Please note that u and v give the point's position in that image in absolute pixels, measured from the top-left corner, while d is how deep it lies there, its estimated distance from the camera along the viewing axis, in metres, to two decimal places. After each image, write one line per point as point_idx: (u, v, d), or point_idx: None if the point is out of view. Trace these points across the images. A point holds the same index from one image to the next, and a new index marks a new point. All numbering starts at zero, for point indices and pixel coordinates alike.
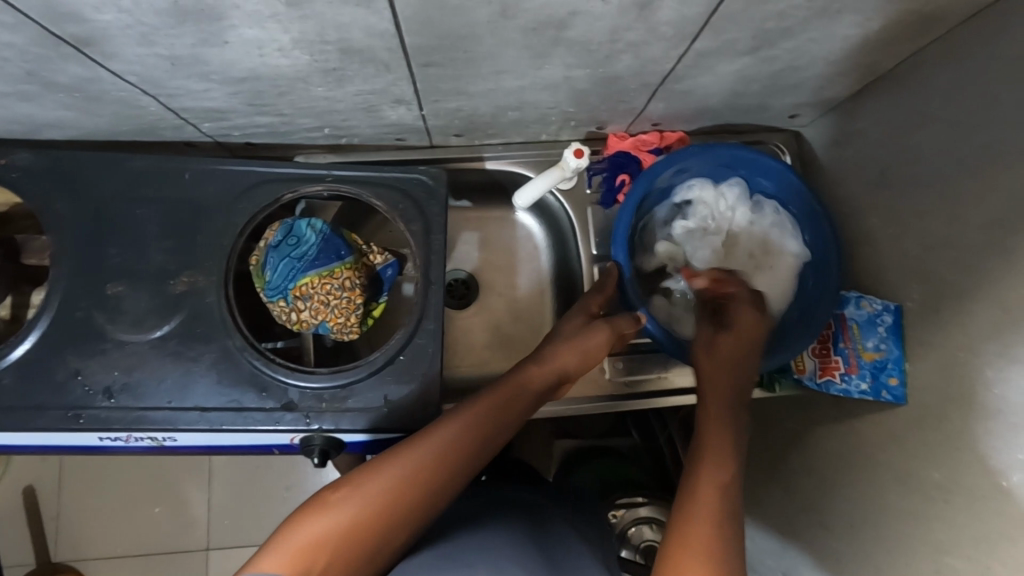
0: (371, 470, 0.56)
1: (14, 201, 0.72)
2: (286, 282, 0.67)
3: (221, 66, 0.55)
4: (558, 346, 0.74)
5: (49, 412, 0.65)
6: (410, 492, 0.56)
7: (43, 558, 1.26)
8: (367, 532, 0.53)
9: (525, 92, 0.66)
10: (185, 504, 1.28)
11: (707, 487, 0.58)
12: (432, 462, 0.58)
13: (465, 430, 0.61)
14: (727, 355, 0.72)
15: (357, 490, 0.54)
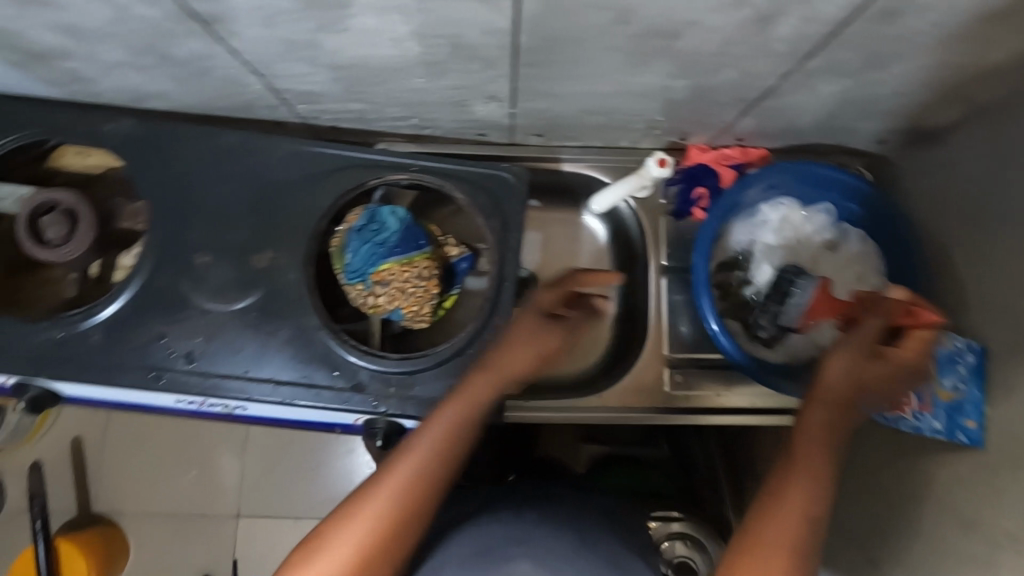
0: (364, 496, 0.57)
1: (107, 163, 0.79)
2: (366, 266, 0.69)
3: (330, 53, 0.56)
4: (508, 345, 0.68)
5: (130, 371, 0.67)
6: (404, 501, 0.57)
7: (85, 509, 1.37)
8: (375, 549, 0.55)
9: (619, 97, 0.66)
10: (216, 472, 1.40)
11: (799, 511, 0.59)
12: (421, 471, 0.58)
13: (447, 425, 0.61)
14: (853, 377, 0.68)
15: (352, 519, 0.56)
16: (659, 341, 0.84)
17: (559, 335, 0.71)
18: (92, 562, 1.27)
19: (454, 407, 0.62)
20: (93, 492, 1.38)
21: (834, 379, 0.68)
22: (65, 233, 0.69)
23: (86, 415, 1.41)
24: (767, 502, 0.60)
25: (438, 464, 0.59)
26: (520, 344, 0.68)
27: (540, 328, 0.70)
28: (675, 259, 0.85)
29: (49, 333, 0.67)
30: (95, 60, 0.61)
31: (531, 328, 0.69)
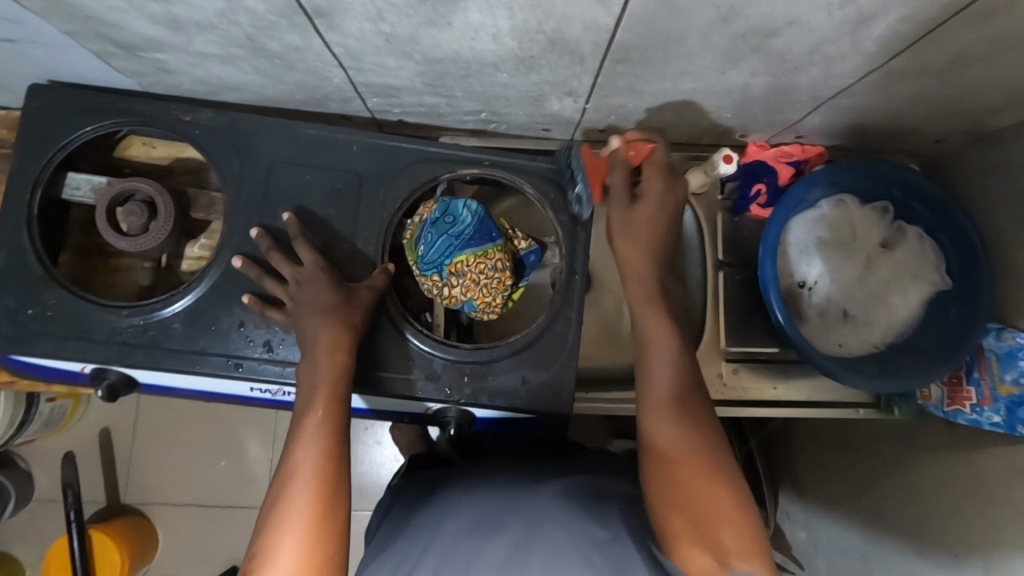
0: (287, 472, 0.56)
1: (176, 155, 0.80)
2: (442, 258, 0.69)
3: (426, 47, 0.57)
4: (307, 294, 0.66)
5: (211, 357, 0.68)
6: (329, 452, 0.58)
7: (115, 499, 1.39)
8: (329, 509, 0.55)
9: (694, 94, 0.67)
10: (246, 462, 1.42)
11: (689, 474, 0.54)
12: (328, 422, 0.60)
13: (333, 377, 0.62)
14: (646, 228, 0.68)
15: (289, 496, 0.55)
16: (717, 332, 0.83)
17: (373, 297, 0.69)
18: (126, 550, 1.28)
19: (327, 357, 0.63)
20: (122, 482, 1.40)
21: (639, 269, 0.67)
22: (143, 222, 0.70)
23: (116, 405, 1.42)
24: (674, 504, 0.53)
25: (337, 412, 0.61)
26: (331, 300, 0.65)
27: (371, 300, 0.68)
28: (731, 255, 0.85)
29: (131, 319, 0.69)
30: (186, 52, 0.62)
31: (336, 299, 0.66)
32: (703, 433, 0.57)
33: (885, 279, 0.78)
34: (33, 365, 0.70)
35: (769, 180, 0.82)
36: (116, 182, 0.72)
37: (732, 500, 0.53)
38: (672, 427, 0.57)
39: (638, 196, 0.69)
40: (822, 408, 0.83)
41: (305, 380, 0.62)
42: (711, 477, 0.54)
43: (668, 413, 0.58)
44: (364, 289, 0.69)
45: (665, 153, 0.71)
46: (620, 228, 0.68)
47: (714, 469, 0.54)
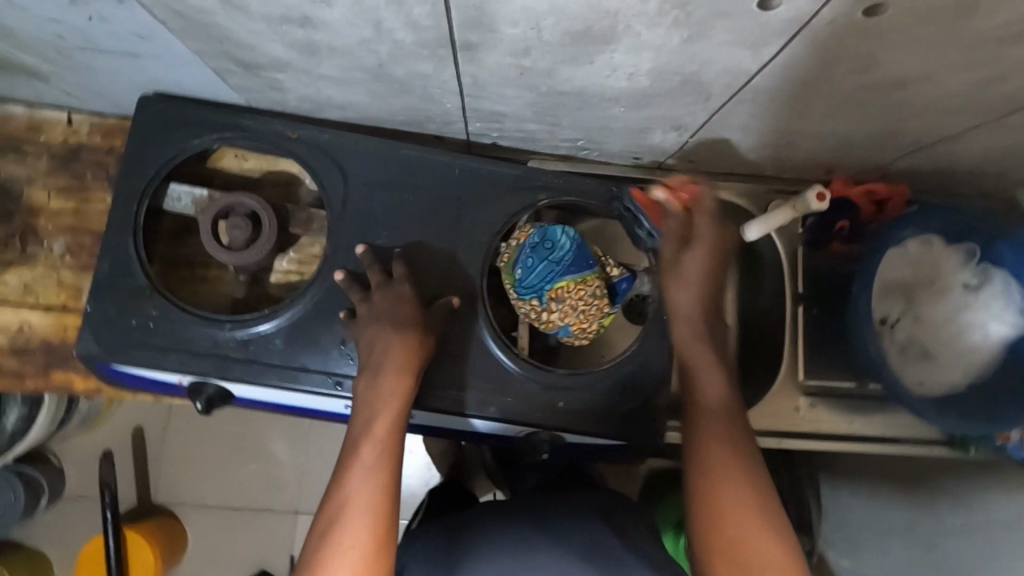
0: (338, 504, 0.55)
1: (265, 167, 0.82)
2: (543, 283, 0.71)
3: (555, 81, 0.58)
4: (379, 313, 0.66)
5: (311, 374, 0.69)
6: (385, 488, 0.56)
7: (146, 498, 1.39)
8: (378, 548, 0.53)
9: (800, 135, 0.68)
10: (278, 467, 1.41)
11: (733, 499, 0.54)
12: (388, 447, 0.58)
13: (397, 399, 0.61)
14: (696, 283, 0.65)
15: (339, 531, 0.53)
16: (794, 364, 0.85)
17: (444, 322, 0.70)
18: (160, 551, 1.29)
19: (393, 378, 0.62)
20: (154, 483, 1.39)
21: (686, 308, 0.65)
22: (247, 236, 0.71)
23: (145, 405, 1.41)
24: (716, 531, 0.54)
25: (397, 444, 0.59)
26: (410, 318, 0.66)
27: (439, 320, 0.69)
28: (809, 289, 0.86)
29: (235, 332, 0.69)
30: (308, 74, 0.63)
31: (417, 321, 0.66)
32: (754, 485, 0.55)
33: (970, 319, 0.75)
34: (129, 374, 0.70)
35: (850, 216, 0.83)
36: (217, 196, 0.73)
37: (775, 545, 0.52)
38: (722, 462, 0.57)
39: (694, 239, 0.66)
40: (894, 443, 0.84)
41: (364, 403, 0.61)
42: (760, 527, 0.53)
43: (732, 485, 0.55)
44: (442, 312, 0.70)
45: (711, 197, 0.68)
46: (669, 275, 0.67)
47: (770, 522, 0.53)
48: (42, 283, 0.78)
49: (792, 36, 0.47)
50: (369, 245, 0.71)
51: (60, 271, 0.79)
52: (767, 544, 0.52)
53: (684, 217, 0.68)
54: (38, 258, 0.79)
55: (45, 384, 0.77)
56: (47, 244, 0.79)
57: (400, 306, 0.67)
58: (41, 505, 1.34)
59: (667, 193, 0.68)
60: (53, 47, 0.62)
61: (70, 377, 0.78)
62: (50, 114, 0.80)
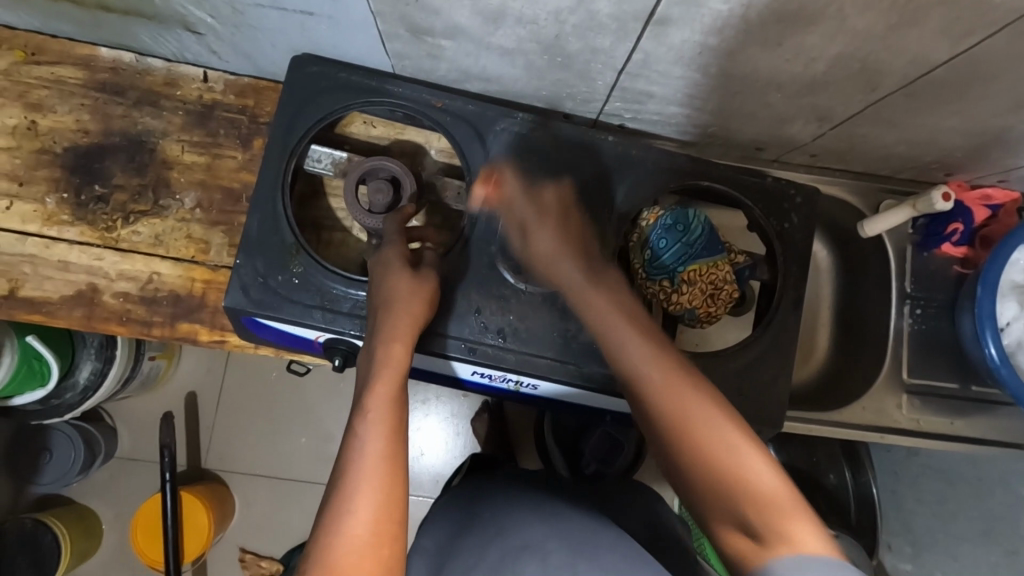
0: (346, 463, 0.53)
1: (395, 136, 0.83)
2: (676, 265, 0.72)
3: (731, 63, 0.59)
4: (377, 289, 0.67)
5: (447, 339, 0.71)
6: (391, 446, 0.54)
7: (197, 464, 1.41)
8: (387, 503, 0.51)
9: (944, 132, 0.70)
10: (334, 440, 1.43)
11: (693, 418, 0.54)
12: (391, 408, 0.57)
13: (398, 364, 0.60)
14: (557, 251, 0.69)
15: (346, 489, 0.51)
16: (898, 362, 0.86)
17: (437, 277, 0.70)
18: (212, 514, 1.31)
19: (392, 347, 0.61)
20: (206, 448, 1.41)
21: (569, 277, 0.69)
22: (389, 200, 0.72)
23: (204, 369, 1.43)
24: (706, 472, 0.52)
25: (397, 405, 0.58)
26: (425, 292, 0.66)
27: (435, 263, 0.70)
28: (921, 290, 0.87)
29: None
30: (478, 43, 0.64)
31: (409, 280, 0.66)
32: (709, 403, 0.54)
33: None
34: (266, 325, 0.72)
35: (965, 220, 0.83)
36: (359, 160, 0.74)
37: (751, 449, 0.52)
38: (666, 387, 0.57)
39: (529, 224, 0.71)
40: (994, 446, 0.85)
41: (365, 371, 0.60)
42: (737, 454, 0.51)
43: (680, 395, 0.55)
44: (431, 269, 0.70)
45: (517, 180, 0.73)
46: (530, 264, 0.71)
47: (730, 452, 0.51)
48: (173, 236, 0.80)
49: (1002, 26, 0.49)
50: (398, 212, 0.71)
51: (190, 225, 0.80)
52: (740, 452, 0.51)
53: (508, 207, 0.72)
54: (170, 211, 0.80)
55: (170, 334, 0.79)
56: (178, 197, 0.80)
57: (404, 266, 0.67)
58: (97, 461, 1.34)
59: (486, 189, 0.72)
60: (231, 1, 0.63)
61: (195, 329, 0.79)
62: (187, 70, 0.82)
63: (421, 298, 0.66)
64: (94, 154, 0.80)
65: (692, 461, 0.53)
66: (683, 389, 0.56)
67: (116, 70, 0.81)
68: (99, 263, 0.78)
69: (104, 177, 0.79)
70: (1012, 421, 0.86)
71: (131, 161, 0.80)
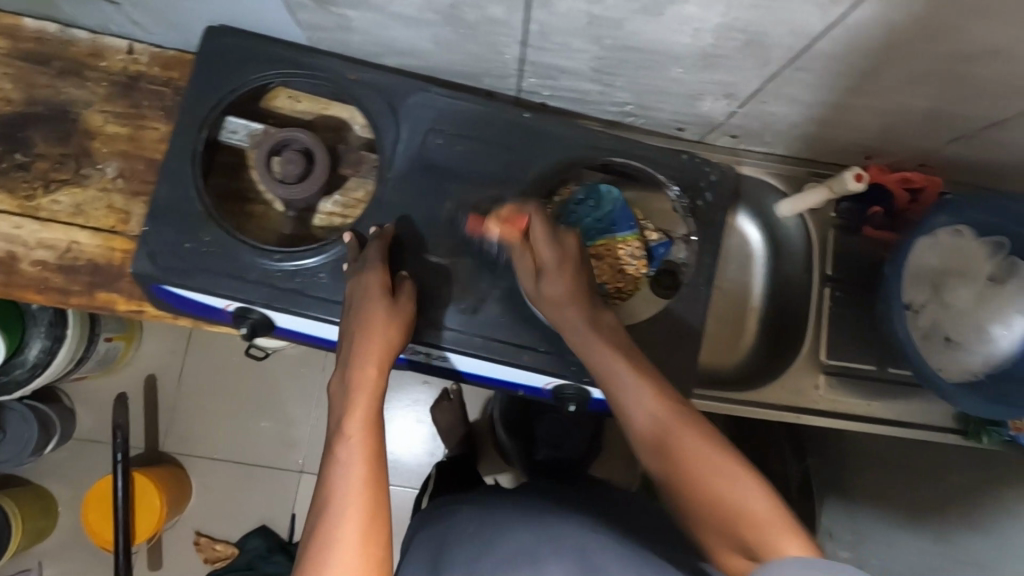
0: (328, 492, 0.54)
1: (320, 111, 0.83)
2: (584, 239, 0.76)
3: (623, 33, 0.60)
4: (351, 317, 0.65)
5: None
6: (372, 475, 0.55)
7: (152, 448, 1.40)
8: (370, 528, 0.53)
9: (850, 110, 0.70)
10: (291, 424, 1.43)
11: (722, 485, 0.53)
12: (369, 439, 0.57)
13: (369, 387, 0.60)
14: (399, 322, 0.65)
15: (331, 521, 0.52)
16: (817, 344, 0.87)
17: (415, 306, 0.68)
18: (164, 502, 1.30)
19: (361, 373, 0.61)
20: (162, 432, 1.41)
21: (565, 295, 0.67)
22: (299, 171, 0.72)
23: (161, 353, 1.43)
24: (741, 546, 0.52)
25: (376, 428, 0.59)
26: (399, 319, 0.65)
27: (412, 292, 0.68)
28: (841, 272, 0.88)
29: (281, 263, 0.71)
30: (381, 12, 0.65)
31: (385, 309, 0.65)
32: (722, 463, 0.55)
33: (993, 305, 0.81)
34: (176, 296, 0.73)
35: (884, 203, 0.85)
36: (273, 132, 0.74)
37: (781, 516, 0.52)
38: (679, 446, 0.56)
39: (392, 299, 0.66)
40: (911, 429, 0.85)
41: (339, 402, 0.60)
42: (730, 480, 0.53)
43: (689, 460, 0.55)
44: (410, 292, 0.68)
45: (406, 305, 0.66)
46: (357, 323, 0.64)
47: (770, 532, 0.51)
48: (94, 205, 0.80)
49: None
50: (379, 233, 0.70)
51: (111, 195, 0.80)
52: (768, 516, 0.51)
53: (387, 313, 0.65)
54: (91, 180, 0.80)
55: (88, 303, 0.79)
56: (101, 166, 0.81)
57: (379, 290, 0.66)
58: (52, 442, 1.33)
59: (391, 313, 0.65)
60: None
61: (114, 298, 0.80)
62: (113, 41, 0.82)
63: (395, 328, 0.65)
64: (17, 123, 0.80)
65: (723, 538, 0.53)
66: (697, 440, 0.56)
67: (41, 40, 0.81)
68: (18, 231, 0.79)
69: (26, 145, 0.80)
70: (930, 404, 0.86)
71: (56, 130, 0.80)
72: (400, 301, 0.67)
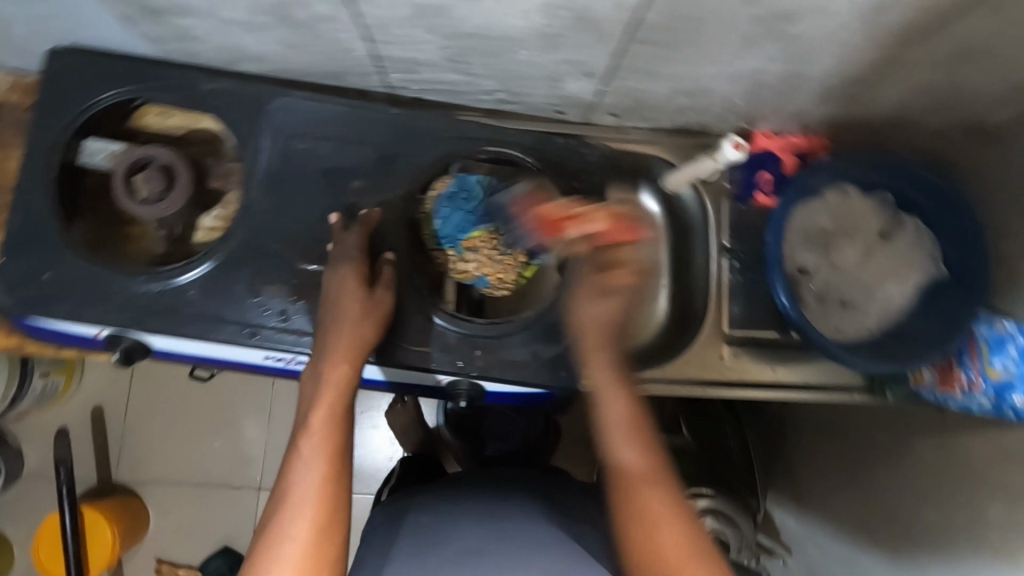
0: (286, 488, 0.54)
1: (192, 124, 0.80)
2: (458, 233, 0.75)
3: (453, 21, 0.59)
4: (330, 309, 0.66)
5: (227, 325, 0.69)
6: (330, 474, 0.55)
7: (106, 477, 1.32)
8: (326, 526, 0.52)
9: (709, 79, 0.69)
10: (243, 442, 1.34)
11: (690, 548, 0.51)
12: (332, 438, 0.57)
13: (338, 385, 0.60)
14: (375, 314, 0.66)
15: (282, 519, 0.52)
16: (719, 316, 0.87)
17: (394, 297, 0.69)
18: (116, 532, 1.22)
19: (332, 369, 0.61)
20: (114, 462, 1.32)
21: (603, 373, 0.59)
22: (160, 190, 0.70)
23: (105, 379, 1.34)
24: None
25: (341, 428, 0.58)
26: (376, 311, 0.66)
27: (393, 280, 0.69)
28: (736, 242, 0.88)
29: (148, 285, 0.69)
30: (214, 19, 0.63)
31: (361, 300, 0.66)
32: (684, 529, 0.52)
33: (880, 261, 0.82)
34: (44, 328, 0.71)
35: (771, 168, 0.86)
36: (130, 150, 0.72)
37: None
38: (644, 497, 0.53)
39: (368, 292, 0.67)
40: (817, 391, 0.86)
41: (307, 396, 0.60)
42: (682, 543, 0.51)
43: (662, 515, 0.52)
44: (388, 283, 0.69)
45: (387, 298, 0.68)
46: (331, 314, 0.65)
47: None
48: None
49: None
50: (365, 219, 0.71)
51: None
52: None
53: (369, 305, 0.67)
54: None
55: None
56: None
57: (357, 281, 0.67)
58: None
59: (365, 308, 0.66)
60: None
61: None
62: None
63: (370, 323, 0.65)
64: None
65: None
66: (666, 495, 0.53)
67: None
68: None
69: None
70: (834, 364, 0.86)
71: None
72: (376, 295, 0.67)
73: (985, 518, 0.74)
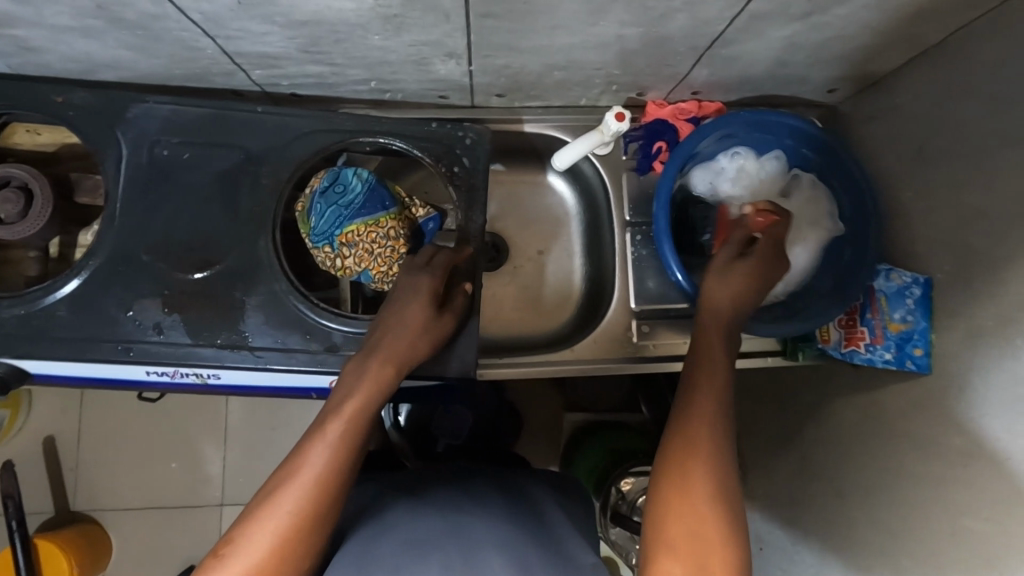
0: (298, 463, 0.50)
1: (61, 140, 0.75)
2: (333, 228, 0.70)
3: (283, 8, 0.56)
4: (406, 317, 0.63)
5: (100, 343, 0.67)
6: (343, 466, 0.51)
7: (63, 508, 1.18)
8: (318, 515, 0.48)
9: (575, 50, 0.67)
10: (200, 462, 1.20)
11: (689, 515, 0.48)
12: (352, 432, 0.53)
13: (373, 386, 0.56)
14: (429, 330, 0.64)
15: (282, 492, 0.48)
16: (627, 292, 0.85)
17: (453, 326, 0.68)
18: (77, 567, 1.08)
19: (376, 367, 0.58)
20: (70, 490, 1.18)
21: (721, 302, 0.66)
22: (19, 210, 0.68)
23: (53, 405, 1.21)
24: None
25: (366, 429, 0.54)
26: (418, 318, 0.64)
27: (457, 308, 0.69)
28: (638, 215, 0.86)
29: (11, 309, 0.67)
30: (44, 27, 0.60)
31: (425, 315, 0.64)
32: (717, 500, 0.48)
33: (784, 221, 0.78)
34: None
35: (668, 137, 0.83)
36: None
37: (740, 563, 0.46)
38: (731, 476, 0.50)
39: (436, 306, 0.66)
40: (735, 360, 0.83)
41: (345, 383, 0.57)
42: (683, 505, 0.48)
43: (733, 488, 0.49)
44: (453, 311, 0.68)
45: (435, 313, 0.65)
46: (390, 318, 0.63)
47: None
48: None
49: None
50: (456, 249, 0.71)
51: None
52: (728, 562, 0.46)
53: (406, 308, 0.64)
54: None
55: None
56: None
57: (430, 295, 0.65)
58: None
59: (424, 321, 0.64)
60: None
61: None
62: None
63: (423, 337, 0.64)
64: None
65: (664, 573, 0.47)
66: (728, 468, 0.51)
67: None
68: None
69: None
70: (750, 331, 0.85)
71: None
72: (443, 314, 0.67)
73: (903, 471, 0.68)
